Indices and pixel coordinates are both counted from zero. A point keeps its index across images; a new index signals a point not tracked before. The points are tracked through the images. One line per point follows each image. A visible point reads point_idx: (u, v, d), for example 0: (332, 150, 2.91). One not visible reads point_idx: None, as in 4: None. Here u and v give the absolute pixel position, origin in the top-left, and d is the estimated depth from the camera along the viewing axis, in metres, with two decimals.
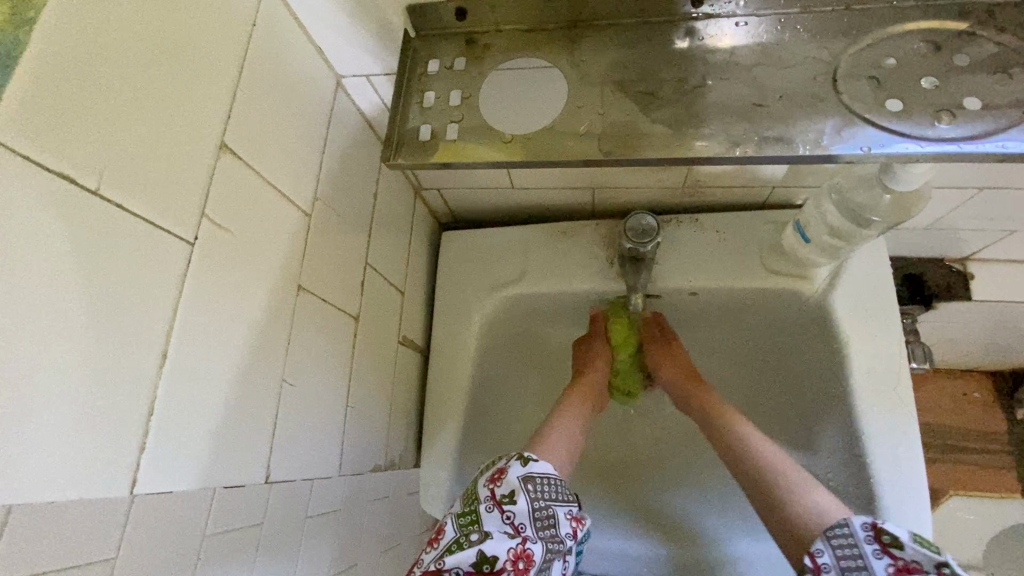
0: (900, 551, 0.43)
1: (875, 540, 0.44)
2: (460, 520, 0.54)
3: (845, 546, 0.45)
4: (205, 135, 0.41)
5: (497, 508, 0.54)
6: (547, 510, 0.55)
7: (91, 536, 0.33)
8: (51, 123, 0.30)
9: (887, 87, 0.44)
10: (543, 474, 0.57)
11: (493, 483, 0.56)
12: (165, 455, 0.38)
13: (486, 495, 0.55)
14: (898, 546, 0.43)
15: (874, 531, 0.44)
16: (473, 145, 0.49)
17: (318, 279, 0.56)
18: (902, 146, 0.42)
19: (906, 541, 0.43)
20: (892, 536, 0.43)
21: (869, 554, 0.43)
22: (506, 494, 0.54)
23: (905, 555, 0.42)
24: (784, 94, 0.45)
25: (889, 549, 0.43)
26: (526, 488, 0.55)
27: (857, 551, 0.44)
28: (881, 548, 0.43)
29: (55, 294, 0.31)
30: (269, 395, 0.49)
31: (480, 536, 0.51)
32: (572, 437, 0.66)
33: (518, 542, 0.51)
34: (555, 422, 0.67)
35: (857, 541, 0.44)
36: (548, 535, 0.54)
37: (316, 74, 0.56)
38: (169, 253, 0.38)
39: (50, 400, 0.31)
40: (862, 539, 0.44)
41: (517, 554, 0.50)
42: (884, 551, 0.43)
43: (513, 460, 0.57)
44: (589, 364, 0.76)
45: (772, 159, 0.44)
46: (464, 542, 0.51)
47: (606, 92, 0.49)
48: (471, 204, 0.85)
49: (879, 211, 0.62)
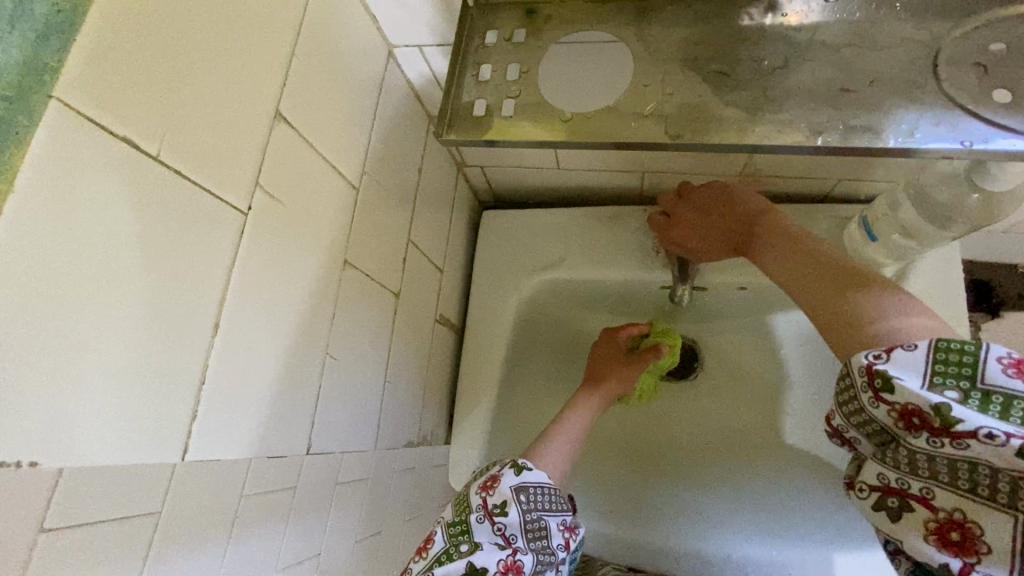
0: (896, 398, 0.34)
1: (868, 386, 0.36)
2: (450, 529, 0.53)
3: (849, 409, 0.38)
4: (260, 106, 0.40)
5: (487, 520, 0.53)
6: (540, 521, 0.54)
7: (140, 496, 0.34)
8: (112, 87, 0.29)
9: (995, 75, 0.39)
10: (536, 484, 0.56)
11: (485, 491, 0.55)
12: (214, 421, 0.38)
13: (478, 504, 0.54)
14: (891, 391, 0.34)
15: (866, 378, 0.36)
16: (529, 123, 0.46)
17: (364, 254, 0.56)
18: (1011, 143, 0.37)
19: (905, 382, 0.34)
20: (885, 377, 0.35)
21: (867, 403, 0.36)
22: (498, 504, 0.53)
23: (901, 401, 0.34)
24: (875, 80, 0.41)
25: (882, 395, 0.35)
26: (518, 499, 0.54)
27: (857, 408, 0.37)
28: (875, 396, 0.35)
29: (114, 258, 0.31)
30: (313, 368, 0.49)
31: (469, 548, 0.51)
32: (575, 437, 0.67)
33: (508, 553, 0.50)
34: (562, 420, 0.68)
35: (855, 393, 0.37)
36: (540, 547, 0.52)
37: (370, 43, 0.54)
38: (223, 222, 0.37)
39: (107, 364, 0.31)
40: (860, 392, 0.36)
41: (506, 566, 0.49)
42: (878, 398, 0.35)
43: (505, 469, 0.56)
44: (613, 369, 0.75)
45: (859, 151, 0.40)
46: (453, 553, 0.50)
47: (675, 71, 0.45)
48: (516, 182, 0.83)
49: (964, 212, 0.58)
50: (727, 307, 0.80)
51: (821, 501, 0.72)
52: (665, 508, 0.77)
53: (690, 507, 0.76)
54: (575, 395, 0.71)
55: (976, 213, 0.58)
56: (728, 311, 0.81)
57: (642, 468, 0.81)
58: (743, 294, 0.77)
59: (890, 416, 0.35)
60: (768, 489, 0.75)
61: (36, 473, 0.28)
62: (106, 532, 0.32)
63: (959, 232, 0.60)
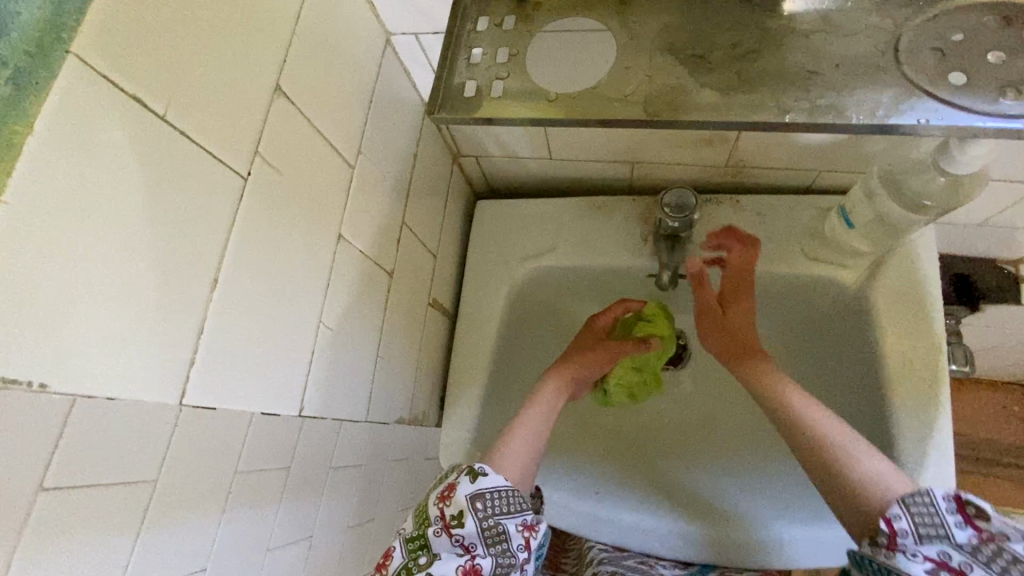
0: (985, 524, 0.41)
1: (958, 510, 0.42)
2: (410, 544, 0.55)
3: (923, 511, 0.43)
4: (262, 78, 0.43)
5: (445, 533, 0.54)
6: (497, 526, 0.54)
7: (138, 436, 0.36)
8: (126, 49, 0.32)
9: (953, 59, 0.42)
10: (492, 489, 0.56)
11: (442, 502, 0.56)
12: (211, 372, 0.41)
13: (436, 515, 0.55)
14: (981, 518, 0.42)
15: (958, 503, 0.42)
16: (516, 103, 0.49)
17: (359, 231, 0.58)
18: (963, 120, 0.40)
19: (991, 513, 0.42)
20: (976, 506, 0.42)
21: (951, 523, 0.42)
22: (454, 515, 0.54)
23: (989, 528, 0.41)
24: (840, 63, 0.44)
25: (973, 521, 0.42)
26: (474, 508, 0.54)
27: (937, 517, 0.42)
28: (962, 518, 0.42)
29: (122, 208, 0.33)
30: (306, 334, 0.51)
31: (428, 559, 0.53)
32: (546, 418, 0.67)
33: (466, 559, 0.52)
34: (533, 401, 0.68)
35: (938, 510, 0.42)
36: (500, 550, 0.53)
37: (368, 29, 0.57)
38: (224, 184, 0.40)
39: (113, 306, 0.33)
40: (941, 502, 0.43)
41: (464, 571, 0.52)
42: (966, 522, 0.42)
43: (462, 477, 0.56)
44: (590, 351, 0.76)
45: (826, 129, 0.42)
46: (412, 567, 0.53)
47: (654, 55, 0.48)
48: (508, 172, 0.86)
49: (934, 196, 0.60)
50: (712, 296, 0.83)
51: (799, 486, 0.74)
52: (653, 490, 0.78)
53: (676, 490, 0.78)
54: (550, 369, 0.73)
55: (948, 198, 0.59)
56: None
57: (630, 453, 0.83)
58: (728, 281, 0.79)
59: (971, 535, 0.41)
60: (750, 474, 0.78)
61: (37, 406, 0.30)
62: (102, 491, 0.34)
63: (931, 216, 0.62)
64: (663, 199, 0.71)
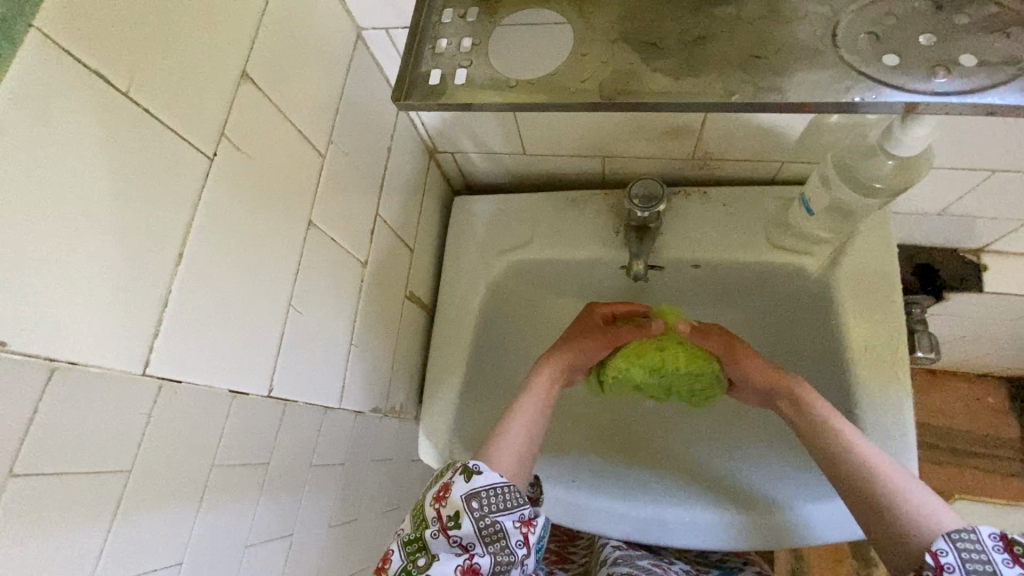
0: None
1: (1005, 549, 0.43)
2: (407, 546, 0.55)
3: (968, 547, 0.44)
4: (228, 62, 0.44)
5: (443, 534, 0.54)
6: (495, 524, 0.54)
7: (100, 403, 0.37)
8: (87, 26, 0.33)
9: (887, 42, 0.44)
10: (487, 487, 0.56)
11: (438, 502, 0.56)
12: (176, 346, 0.41)
13: (433, 516, 0.55)
14: None
15: (1003, 541, 0.43)
16: (479, 90, 0.50)
17: (331, 219, 0.59)
18: (896, 96, 0.42)
19: None
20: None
21: (998, 560, 0.43)
22: (451, 516, 0.54)
23: None
24: (783, 47, 0.46)
25: (1020, 559, 0.42)
26: (470, 507, 0.54)
27: (983, 556, 0.43)
28: (1010, 556, 0.43)
29: (82, 178, 0.34)
30: (276, 317, 0.52)
31: (427, 560, 0.53)
32: (542, 404, 0.69)
33: (465, 559, 0.53)
34: (530, 386, 0.70)
35: (984, 547, 0.44)
36: (498, 548, 0.54)
37: (338, 23, 0.59)
38: (188, 162, 0.41)
39: (75, 274, 0.34)
40: (985, 539, 0.44)
41: (463, 570, 0.53)
42: (1014, 559, 0.42)
43: (457, 477, 0.57)
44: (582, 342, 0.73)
45: (771, 108, 0.44)
46: (412, 569, 0.53)
47: (610, 43, 0.50)
48: (483, 168, 0.87)
49: (883, 177, 0.63)
50: (683, 287, 0.85)
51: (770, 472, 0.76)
52: (628, 481, 0.80)
53: (651, 479, 0.80)
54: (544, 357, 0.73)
55: (897, 179, 0.62)
56: (685, 292, 0.86)
57: (607, 446, 0.86)
58: (698, 271, 0.81)
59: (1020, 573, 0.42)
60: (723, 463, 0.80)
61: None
62: (71, 464, 0.35)
63: (884, 199, 0.65)
64: (633, 189, 0.73)
